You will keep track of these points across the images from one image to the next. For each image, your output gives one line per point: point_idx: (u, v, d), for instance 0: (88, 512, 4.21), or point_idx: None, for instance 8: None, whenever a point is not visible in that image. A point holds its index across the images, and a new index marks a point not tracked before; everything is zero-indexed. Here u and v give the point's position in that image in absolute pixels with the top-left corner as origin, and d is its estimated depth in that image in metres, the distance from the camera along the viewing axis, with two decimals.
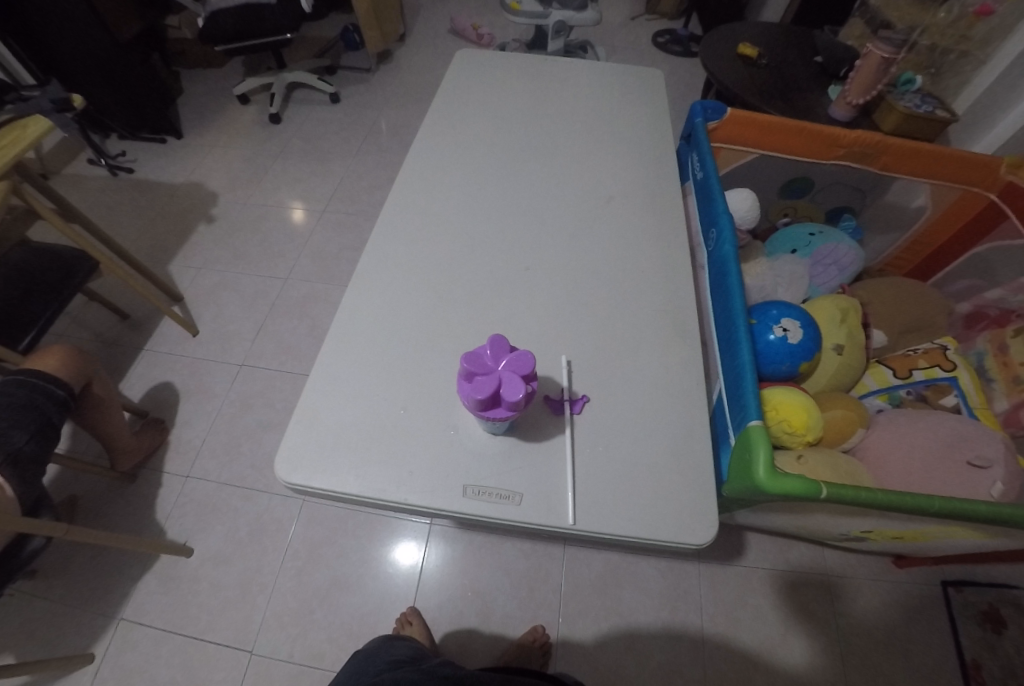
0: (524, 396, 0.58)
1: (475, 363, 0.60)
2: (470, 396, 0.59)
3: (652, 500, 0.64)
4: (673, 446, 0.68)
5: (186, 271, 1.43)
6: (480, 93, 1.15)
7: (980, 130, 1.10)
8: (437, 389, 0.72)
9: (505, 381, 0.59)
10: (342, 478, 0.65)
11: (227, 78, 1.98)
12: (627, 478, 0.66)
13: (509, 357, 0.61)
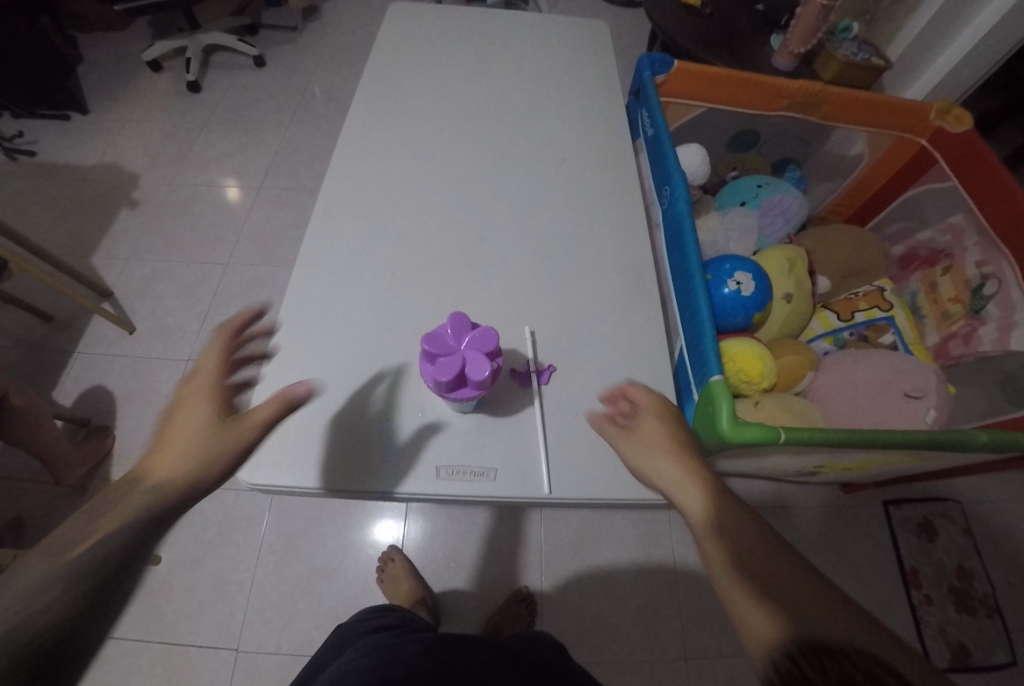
0: (490, 374, 0.58)
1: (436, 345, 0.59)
2: (433, 379, 0.58)
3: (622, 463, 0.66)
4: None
5: (113, 264, 1.31)
6: (418, 52, 1.08)
7: (910, 77, 1.15)
8: (398, 373, 0.70)
9: (467, 360, 0.58)
10: (307, 473, 0.63)
11: (131, 44, 1.77)
12: (599, 442, 0.67)
13: (470, 334, 0.60)
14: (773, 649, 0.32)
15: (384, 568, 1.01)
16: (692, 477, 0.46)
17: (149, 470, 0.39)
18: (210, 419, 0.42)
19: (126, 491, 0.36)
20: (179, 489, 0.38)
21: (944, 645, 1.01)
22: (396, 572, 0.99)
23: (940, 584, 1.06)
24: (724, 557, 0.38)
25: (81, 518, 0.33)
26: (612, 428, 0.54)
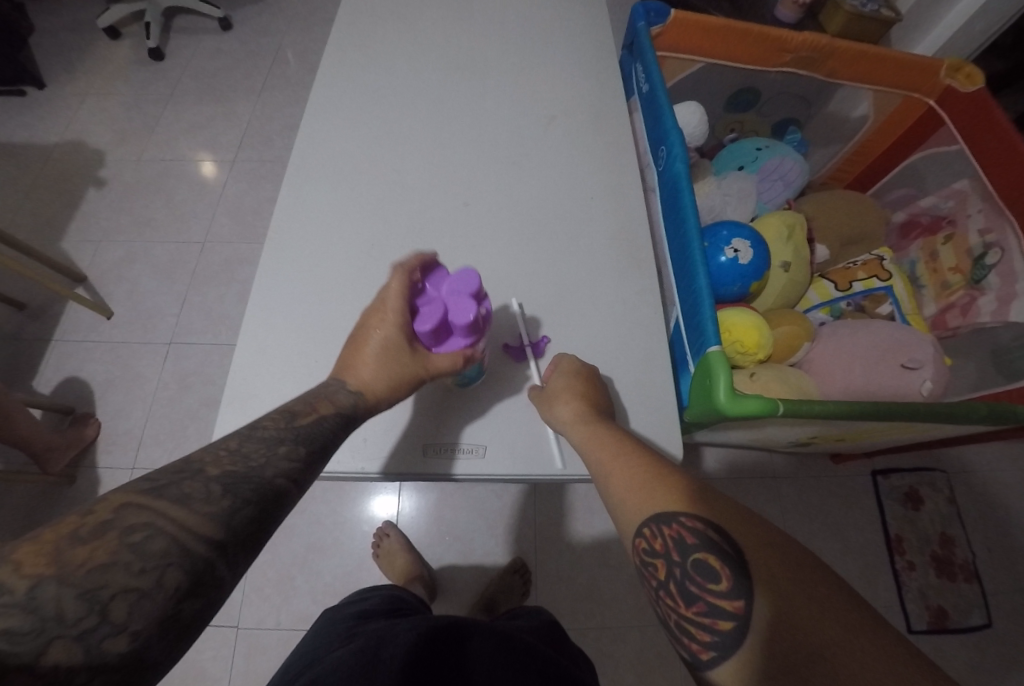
0: (474, 320, 0.50)
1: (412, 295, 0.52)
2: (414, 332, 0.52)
3: None
4: (634, 385, 0.69)
5: (85, 246, 1.27)
6: (392, 8, 1.00)
7: (920, 29, 1.07)
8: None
9: (446, 307, 0.50)
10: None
11: (87, 4, 1.65)
12: None
13: (449, 278, 0.52)
14: (648, 541, 0.43)
15: (379, 544, 1.03)
16: (586, 416, 0.56)
17: (324, 396, 0.48)
18: (403, 357, 0.51)
19: (291, 418, 0.45)
20: (323, 432, 0.45)
21: (923, 608, 1.04)
22: (391, 547, 1.01)
23: (923, 550, 1.09)
24: (610, 481, 0.49)
25: (252, 434, 0.41)
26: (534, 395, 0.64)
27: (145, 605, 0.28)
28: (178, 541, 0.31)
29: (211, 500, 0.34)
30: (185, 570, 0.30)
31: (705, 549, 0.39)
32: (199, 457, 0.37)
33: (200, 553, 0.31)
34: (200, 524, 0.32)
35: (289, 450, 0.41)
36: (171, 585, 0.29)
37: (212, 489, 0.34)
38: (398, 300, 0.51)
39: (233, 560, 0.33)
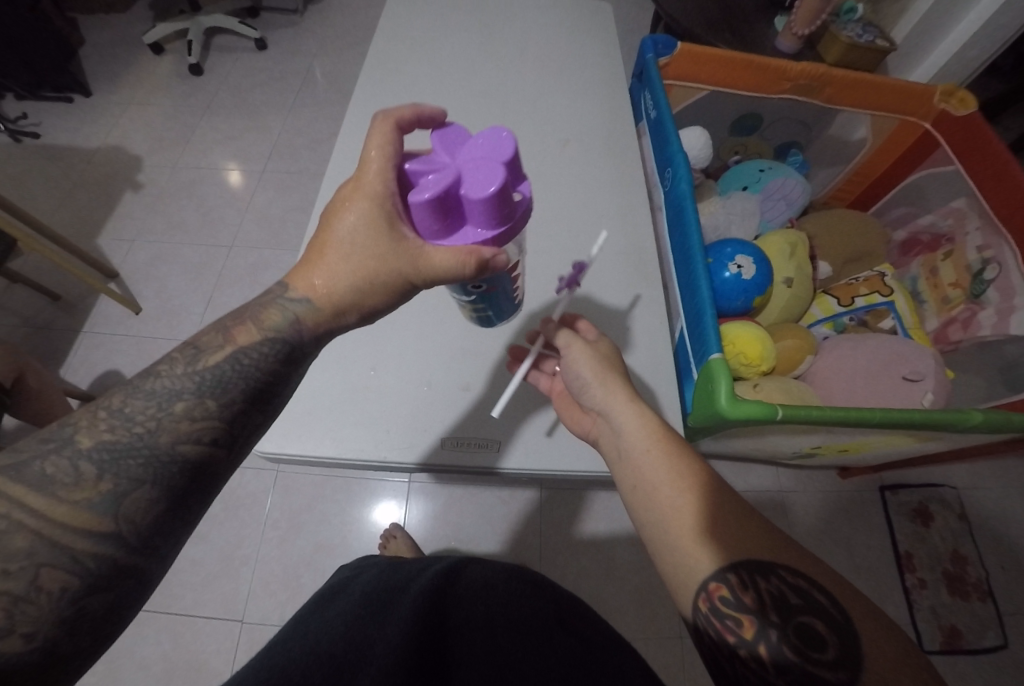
0: (497, 197, 0.34)
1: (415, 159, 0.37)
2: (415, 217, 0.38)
3: None
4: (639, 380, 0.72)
5: (117, 245, 1.33)
6: (421, 31, 1.08)
7: (916, 60, 1.13)
8: (407, 346, 0.71)
9: (460, 176, 0.35)
10: (317, 441, 0.64)
11: (134, 24, 1.77)
12: None
13: (470, 141, 0.37)
14: (736, 587, 0.40)
15: (386, 546, 1.02)
16: (655, 422, 0.52)
17: (248, 319, 0.43)
18: (373, 254, 0.42)
19: (197, 353, 0.41)
20: (244, 375, 0.41)
21: (936, 627, 1.02)
22: (398, 548, 1.01)
23: (934, 567, 1.07)
24: (687, 505, 0.46)
25: (141, 386, 0.38)
26: (567, 338, 0.58)
27: (24, 609, 0.31)
28: (49, 538, 0.33)
29: (86, 489, 0.34)
30: (69, 571, 0.33)
31: (809, 612, 0.38)
32: (73, 422, 0.36)
33: (84, 551, 0.34)
34: (73, 516, 0.34)
35: (190, 408, 0.39)
36: (53, 586, 0.33)
37: (85, 472, 0.35)
38: (385, 175, 0.41)
39: (136, 550, 0.36)
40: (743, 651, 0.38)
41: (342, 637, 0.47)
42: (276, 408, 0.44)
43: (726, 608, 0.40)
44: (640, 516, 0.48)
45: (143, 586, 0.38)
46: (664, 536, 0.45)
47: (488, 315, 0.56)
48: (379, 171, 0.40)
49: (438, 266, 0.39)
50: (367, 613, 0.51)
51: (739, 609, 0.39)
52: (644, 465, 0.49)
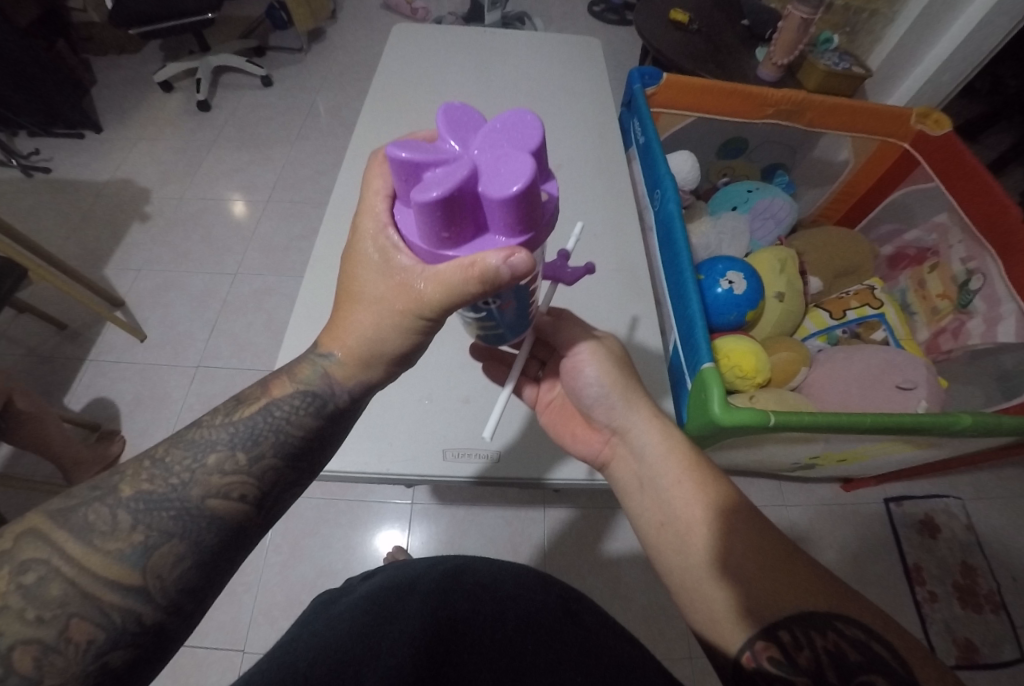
0: (525, 197, 0.30)
1: (419, 150, 0.32)
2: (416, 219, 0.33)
3: None
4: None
5: (124, 274, 1.35)
6: (421, 66, 1.13)
7: (891, 85, 1.19)
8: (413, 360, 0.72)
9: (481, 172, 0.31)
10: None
11: (144, 64, 1.84)
12: None
13: (484, 133, 0.33)
14: (786, 646, 0.38)
15: None
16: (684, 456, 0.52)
17: (283, 373, 0.44)
18: (384, 298, 0.39)
19: (236, 405, 0.42)
20: (276, 431, 0.41)
21: (950, 641, 1.01)
22: None
23: (944, 580, 1.06)
24: (725, 551, 0.45)
25: (184, 436, 0.39)
26: (593, 354, 0.56)
27: (52, 661, 0.30)
28: (81, 588, 0.32)
29: (121, 538, 0.34)
30: (97, 623, 0.32)
31: (873, 667, 0.35)
32: (122, 467, 0.37)
33: (114, 605, 0.32)
34: (107, 567, 0.33)
35: (222, 461, 0.38)
36: (80, 637, 0.31)
37: (122, 521, 0.34)
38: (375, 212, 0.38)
39: (164, 607, 0.34)
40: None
41: (355, 654, 0.44)
42: (308, 465, 0.44)
43: (776, 670, 0.37)
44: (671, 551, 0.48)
45: (168, 644, 0.36)
46: (700, 579, 0.45)
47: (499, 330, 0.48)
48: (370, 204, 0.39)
49: (452, 285, 0.34)
50: (374, 612, 0.51)
51: (792, 671, 0.36)
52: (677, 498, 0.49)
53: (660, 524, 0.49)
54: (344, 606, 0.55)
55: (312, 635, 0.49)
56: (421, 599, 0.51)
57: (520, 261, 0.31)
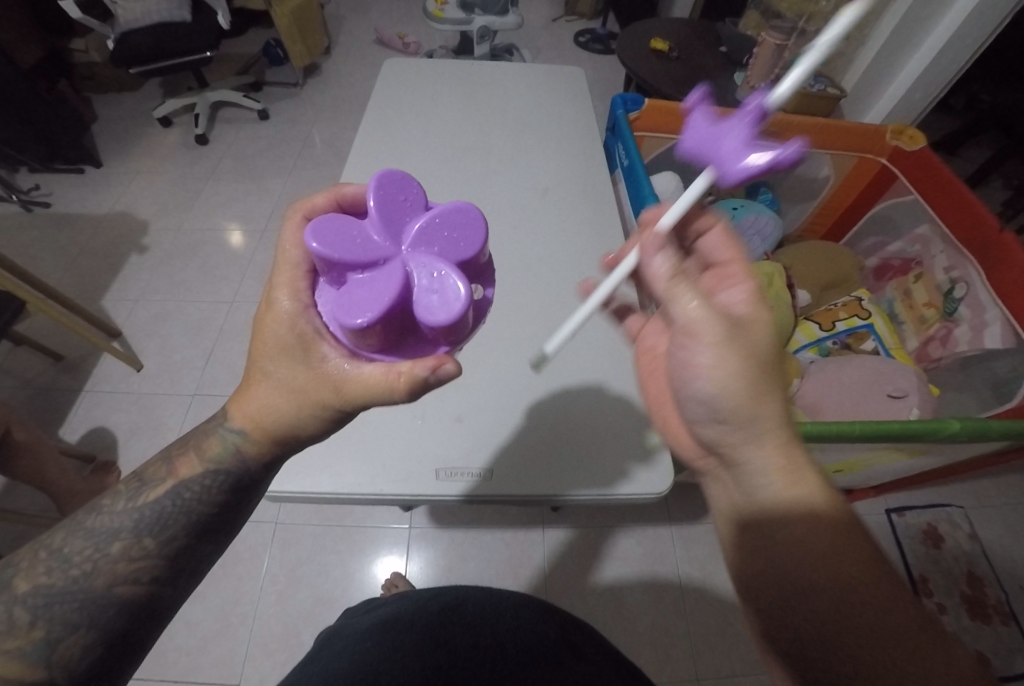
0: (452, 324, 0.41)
1: (362, 263, 0.42)
2: (348, 317, 0.40)
3: (610, 465, 0.67)
4: (622, 418, 0.70)
5: (121, 305, 1.36)
6: (412, 97, 1.17)
7: (867, 105, 1.23)
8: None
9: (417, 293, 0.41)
10: (313, 477, 0.64)
11: (144, 101, 1.90)
12: (593, 447, 0.68)
13: (418, 249, 0.43)
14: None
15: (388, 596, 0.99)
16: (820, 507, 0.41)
17: (191, 450, 0.46)
18: (302, 387, 0.42)
19: (140, 487, 0.44)
20: (183, 512, 0.43)
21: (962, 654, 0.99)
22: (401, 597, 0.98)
23: (951, 590, 1.05)
24: (848, 640, 0.35)
25: (85, 526, 0.41)
26: (710, 342, 0.41)
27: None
28: None
29: (18, 638, 0.36)
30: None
31: None
32: (20, 563, 0.39)
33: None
34: (4, 666, 0.35)
35: (127, 548, 0.41)
36: None
37: (21, 618, 0.37)
38: (295, 323, 0.42)
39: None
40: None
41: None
42: (224, 534, 0.46)
43: None
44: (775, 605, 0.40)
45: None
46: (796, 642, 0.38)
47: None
48: (290, 285, 0.44)
49: (372, 382, 0.41)
50: (376, 645, 0.51)
51: None
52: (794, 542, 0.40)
53: (768, 567, 0.41)
54: (349, 639, 0.55)
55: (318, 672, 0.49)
56: (416, 640, 0.51)
57: (445, 371, 0.40)
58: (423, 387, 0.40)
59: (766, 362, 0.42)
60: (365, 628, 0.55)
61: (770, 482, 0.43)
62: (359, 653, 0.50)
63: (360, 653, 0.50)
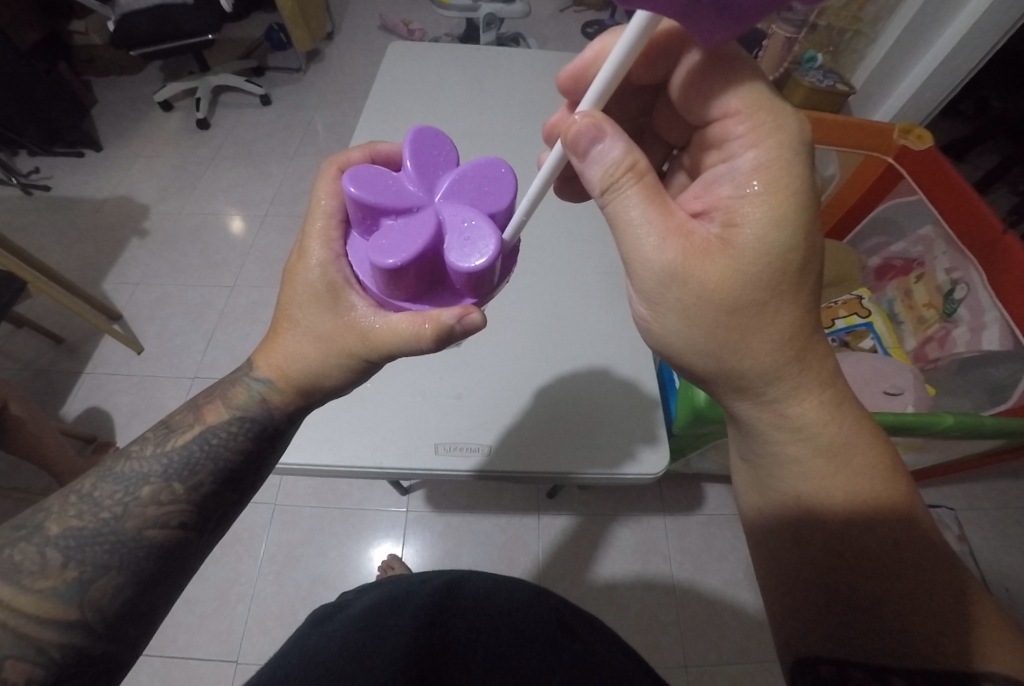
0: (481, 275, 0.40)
1: (395, 210, 0.41)
2: (380, 260, 0.39)
3: (610, 436, 0.68)
4: (620, 399, 0.71)
5: (122, 288, 1.37)
6: (416, 84, 1.16)
7: (876, 102, 1.21)
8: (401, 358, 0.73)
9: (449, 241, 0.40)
10: (313, 450, 0.65)
11: (146, 84, 1.88)
12: (593, 419, 0.70)
13: (451, 197, 0.42)
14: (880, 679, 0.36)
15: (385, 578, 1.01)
16: (823, 442, 0.43)
17: (217, 398, 0.47)
18: (331, 337, 0.44)
19: (168, 433, 0.45)
20: (211, 457, 0.44)
21: None
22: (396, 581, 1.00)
23: None
24: (838, 570, 0.41)
25: (112, 471, 0.42)
26: (673, 307, 0.38)
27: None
28: (15, 629, 0.34)
29: (52, 577, 0.36)
30: (34, 662, 0.34)
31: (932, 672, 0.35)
32: (48, 509, 0.39)
33: (51, 641, 0.34)
34: (37, 605, 0.35)
35: (157, 491, 0.41)
36: (16, 677, 0.33)
37: (52, 559, 0.37)
38: (327, 276, 0.44)
39: (104, 636, 0.37)
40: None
41: (338, 668, 0.45)
42: (249, 484, 0.47)
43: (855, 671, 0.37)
44: (771, 538, 0.46)
45: (117, 671, 0.38)
46: (788, 578, 0.43)
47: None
48: (322, 235, 0.45)
49: (402, 332, 0.41)
50: (371, 624, 0.52)
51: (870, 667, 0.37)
52: (794, 476, 0.44)
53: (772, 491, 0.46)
54: (340, 624, 0.54)
55: (302, 662, 0.48)
56: (413, 613, 0.52)
57: (472, 322, 0.40)
58: (450, 338, 0.40)
59: (754, 309, 0.37)
60: (355, 616, 0.55)
61: (773, 428, 0.44)
62: (349, 633, 0.51)
63: (348, 634, 0.51)
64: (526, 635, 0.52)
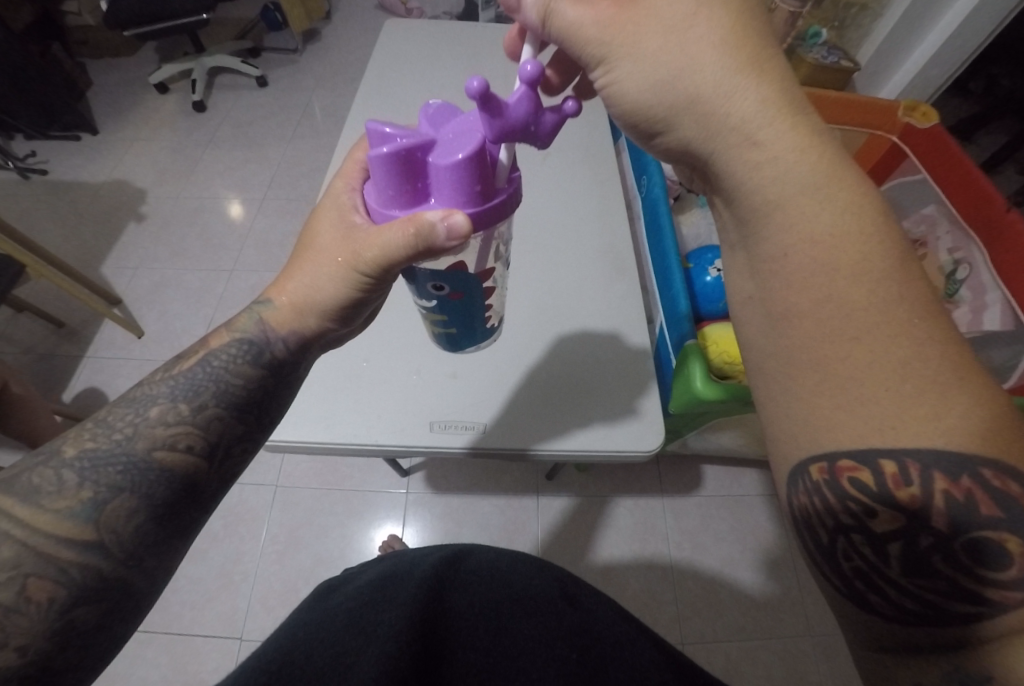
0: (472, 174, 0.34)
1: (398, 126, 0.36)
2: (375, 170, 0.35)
3: (609, 401, 0.68)
4: (616, 365, 0.71)
5: (122, 272, 1.37)
6: (412, 62, 1.14)
7: (881, 79, 1.19)
8: (399, 338, 0.73)
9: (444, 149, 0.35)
10: (309, 428, 0.66)
11: (141, 66, 1.86)
12: (590, 387, 0.69)
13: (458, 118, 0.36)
14: (890, 477, 0.30)
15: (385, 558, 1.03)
16: (799, 183, 0.34)
17: (222, 325, 0.47)
18: (328, 250, 0.43)
19: (176, 360, 0.45)
20: (215, 380, 0.44)
21: None
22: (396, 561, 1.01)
23: None
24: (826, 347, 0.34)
25: (125, 398, 0.42)
26: (622, 50, 0.34)
27: (16, 622, 0.31)
28: (34, 548, 0.33)
29: (68, 497, 0.35)
30: (55, 581, 0.33)
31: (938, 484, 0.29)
32: (60, 439, 0.38)
33: (71, 561, 0.34)
34: (56, 525, 0.34)
35: (165, 413, 0.41)
36: (40, 596, 0.33)
37: (68, 481, 0.36)
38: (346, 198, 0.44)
39: (122, 561, 0.36)
40: (864, 586, 0.32)
41: (343, 637, 0.47)
42: (260, 417, 0.46)
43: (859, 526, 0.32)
44: (757, 330, 0.38)
45: (139, 601, 0.38)
46: (777, 380, 0.36)
47: (451, 331, 0.57)
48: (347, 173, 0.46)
49: (390, 243, 0.37)
50: (372, 603, 0.51)
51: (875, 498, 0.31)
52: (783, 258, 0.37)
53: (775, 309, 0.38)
54: (344, 597, 0.55)
55: (306, 639, 0.47)
56: (418, 583, 0.52)
57: (456, 225, 0.34)
58: (434, 243, 0.34)
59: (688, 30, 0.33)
60: (360, 591, 0.54)
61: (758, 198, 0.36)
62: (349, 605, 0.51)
63: (346, 610, 0.51)
64: (532, 607, 0.54)
